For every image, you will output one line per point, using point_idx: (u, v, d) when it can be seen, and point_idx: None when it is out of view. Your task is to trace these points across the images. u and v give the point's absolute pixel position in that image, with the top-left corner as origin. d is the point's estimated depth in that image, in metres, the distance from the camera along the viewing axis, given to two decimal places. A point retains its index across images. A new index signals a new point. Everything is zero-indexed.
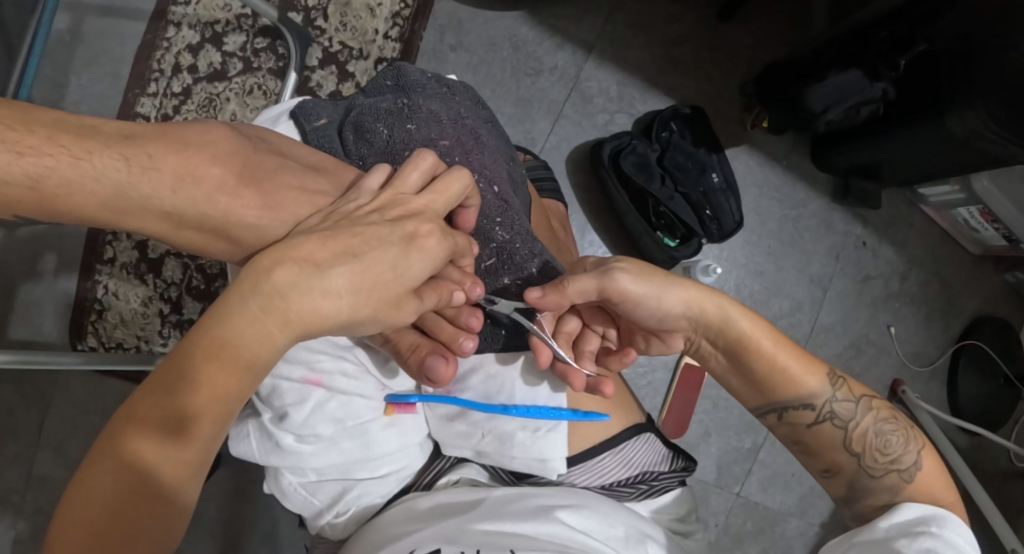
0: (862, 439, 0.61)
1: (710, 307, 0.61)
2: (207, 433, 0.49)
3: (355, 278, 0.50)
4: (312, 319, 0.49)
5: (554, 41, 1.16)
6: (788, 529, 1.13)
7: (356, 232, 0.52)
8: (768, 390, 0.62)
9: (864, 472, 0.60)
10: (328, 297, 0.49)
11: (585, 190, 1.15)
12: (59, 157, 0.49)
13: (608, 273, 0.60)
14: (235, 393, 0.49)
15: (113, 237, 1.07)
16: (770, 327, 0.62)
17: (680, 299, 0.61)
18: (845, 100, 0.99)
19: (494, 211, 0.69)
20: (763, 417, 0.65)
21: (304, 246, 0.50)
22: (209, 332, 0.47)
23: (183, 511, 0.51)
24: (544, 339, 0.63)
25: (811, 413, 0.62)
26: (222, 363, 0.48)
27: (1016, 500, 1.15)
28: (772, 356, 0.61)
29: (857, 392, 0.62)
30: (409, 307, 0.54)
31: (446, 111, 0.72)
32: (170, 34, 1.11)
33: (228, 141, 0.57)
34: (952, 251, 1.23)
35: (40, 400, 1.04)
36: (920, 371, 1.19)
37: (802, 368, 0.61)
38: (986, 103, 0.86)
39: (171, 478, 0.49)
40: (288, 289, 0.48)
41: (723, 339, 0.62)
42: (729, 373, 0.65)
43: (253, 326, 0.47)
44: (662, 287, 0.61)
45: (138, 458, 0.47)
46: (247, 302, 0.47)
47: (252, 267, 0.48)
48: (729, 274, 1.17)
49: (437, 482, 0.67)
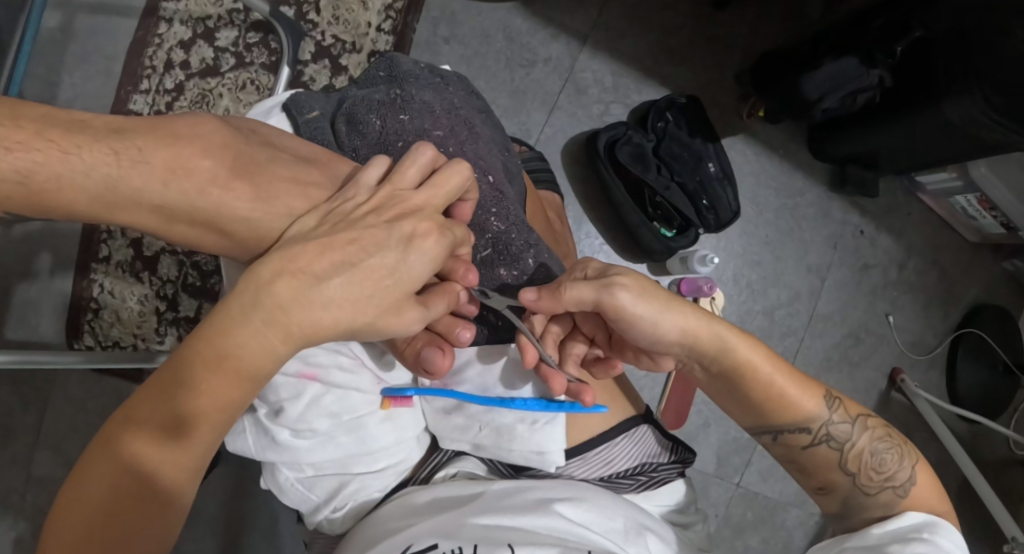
0: (858, 459, 0.60)
1: (706, 335, 0.59)
2: (206, 444, 0.49)
3: (353, 289, 0.50)
4: (314, 331, 0.49)
5: (549, 32, 1.15)
6: (788, 519, 1.13)
7: (353, 237, 0.52)
8: (763, 415, 0.61)
9: (859, 490, 0.60)
10: (327, 309, 0.49)
11: (581, 181, 1.14)
12: (47, 151, 0.49)
13: (610, 288, 0.57)
14: (237, 402, 0.49)
15: (108, 234, 1.07)
16: (770, 353, 0.60)
17: (678, 326, 0.58)
18: (843, 87, 0.98)
19: (488, 202, 0.68)
20: (757, 437, 0.64)
21: (300, 257, 0.49)
22: (211, 343, 0.47)
23: (173, 525, 0.50)
24: (532, 340, 0.61)
25: (807, 436, 0.61)
26: (224, 374, 0.48)
27: (1017, 488, 1.15)
28: (769, 382, 0.59)
29: (854, 412, 0.61)
30: (409, 316, 0.53)
31: (439, 102, 0.71)
32: (162, 30, 1.10)
33: (219, 134, 0.56)
34: (949, 238, 1.22)
35: (37, 399, 1.03)
36: (919, 359, 1.19)
37: (801, 392, 0.60)
38: (983, 91, 0.85)
39: (167, 490, 0.48)
40: (289, 303, 0.48)
41: (719, 366, 0.60)
42: (722, 395, 0.63)
43: (257, 339, 0.48)
44: (662, 310, 0.58)
45: (133, 469, 0.47)
46: (250, 316, 0.47)
47: (249, 278, 0.48)
48: (726, 264, 1.16)
49: (435, 476, 0.66)
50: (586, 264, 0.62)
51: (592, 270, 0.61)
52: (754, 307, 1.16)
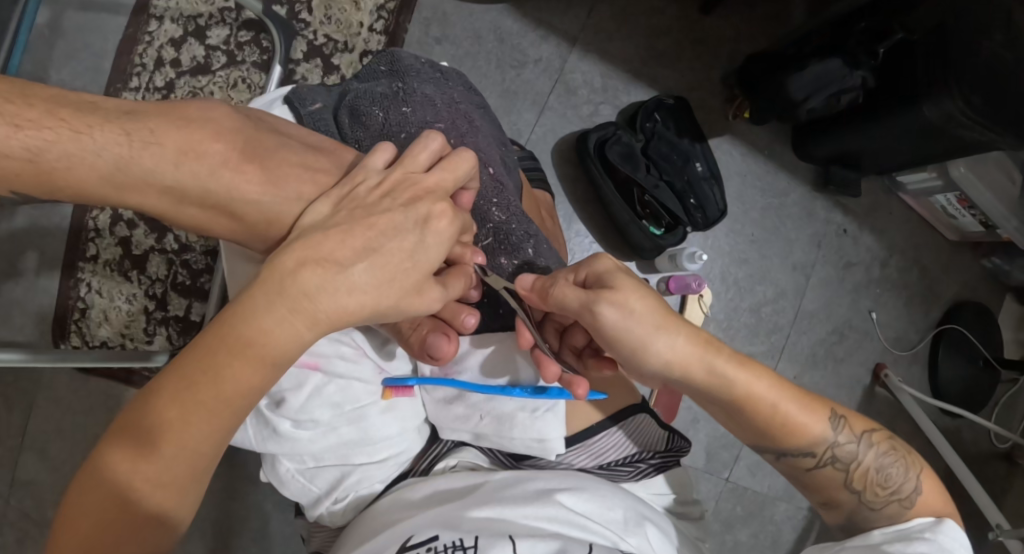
0: (863, 477, 0.59)
1: (697, 368, 0.57)
2: (226, 429, 0.48)
3: (376, 275, 0.51)
4: (340, 317, 0.50)
5: (540, 33, 1.16)
6: (776, 513, 1.15)
7: (371, 223, 0.52)
8: (764, 439, 0.60)
9: (864, 506, 0.60)
10: (352, 294, 0.50)
11: (573, 179, 1.16)
12: (59, 131, 0.50)
13: (592, 305, 0.57)
14: (258, 388, 0.49)
15: (96, 232, 1.05)
16: (772, 379, 0.58)
17: (665, 355, 0.57)
18: (826, 88, 1.01)
19: (490, 192, 0.69)
20: (758, 455, 0.63)
21: (324, 246, 0.50)
22: (236, 330, 0.47)
23: (183, 516, 0.49)
24: (528, 324, 0.62)
25: (811, 460, 0.60)
26: (247, 361, 0.47)
27: (998, 480, 1.18)
28: (771, 410, 0.57)
29: (858, 430, 0.60)
30: (431, 294, 0.54)
31: (440, 95, 0.72)
32: (153, 28, 1.09)
33: (228, 119, 0.57)
34: (929, 237, 1.26)
35: (23, 402, 1.02)
36: (902, 355, 1.22)
37: (804, 416, 0.58)
38: (962, 91, 0.87)
39: (181, 480, 0.47)
40: (315, 291, 0.48)
41: (714, 396, 0.58)
42: (724, 419, 0.62)
43: (282, 326, 0.48)
44: (649, 335, 0.56)
45: (146, 457, 0.46)
46: (275, 304, 0.48)
47: (273, 270, 0.49)
48: (715, 261, 1.19)
49: (435, 467, 0.66)
50: (593, 263, 0.59)
51: (591, 276, 0.59)
52: (742, 304, 1.18)
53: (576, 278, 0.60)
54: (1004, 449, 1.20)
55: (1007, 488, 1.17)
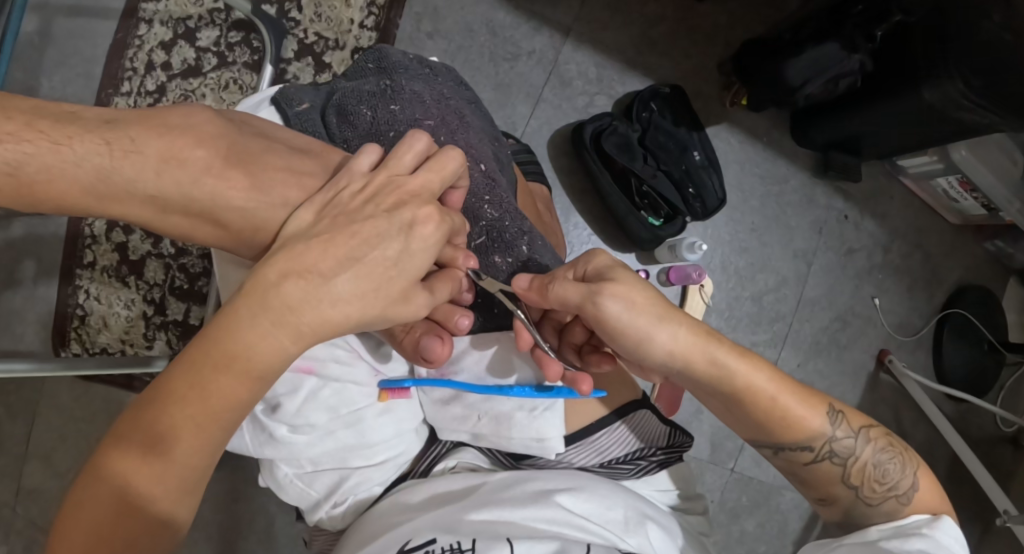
0: (861, 473, 0.59)
1: (698, 358, 0.56)
2: (214, 443, 0.48)
3: (360, 284, 0.50)
4: (325, 328, 0.49)
5: (531, 25, 1.15)
6: (782, 502, 1.14)
7: (354, 231, 0.51)
8: (765, 433, 0.59)
9: (861, 501, 0.59)
10: (336, 305, 0.49)
11: (569, 172, 1.15)
12: (38, 142, 0.49)
13: (595, 297, 0.55)
14: (245, 401, 0.48)
15: (92, 238, 1.05)
16: (774, 373, 0.57)
17: (667, 345, 0.56)
18: (828, 71, 1.00)
19: (481, 189, 0.68)
20: (756, 449, 0.62)
21: (307, 256, 0.50)
22: (220, 344, 0.47)
23: (178, 528, 0.49)
24: (526, 323, 0.59)
25: (809, 454, 0.59)
26: (234, 375, 0.47)
27: (1004, 465, 1.17)
28: (772, 404, 0.57)
29: (856, 425, 0.59)
30: (417, 301, 0.54)
31: (429, 92, 0.71)
32: (142, 31, 1.08)
33: (212, 124, 0.56)
34: (930, 221, 1.24)
35: (26, 410, 1.02)
36: (906, 341, 1.21)
37: (804, 410, 0.57)
38: (961, 73, 0.85)
39: (171, 494, 0.47)
40: (298, 305, 0.48)
41: (716, 388, 0.57)
42: (721, 411, 0.61)
43: (266, 340, 0.47)
44: (653, 327, 0.55)
45: (134, 474, 0.46)
46: (259, 319, 0.47)
47: (257, 280, 0.48)
48: (715, 250, 1.17)
49: (434, 469, 0.66)
50: (591, 258, 0.59)
51: (589, 271, 0.59)
52: (743, 293, 1.17)
53: (574, 274, 0.60)
54: (1011, 433, 1.19)
55: (1014, 473, 1.16)
